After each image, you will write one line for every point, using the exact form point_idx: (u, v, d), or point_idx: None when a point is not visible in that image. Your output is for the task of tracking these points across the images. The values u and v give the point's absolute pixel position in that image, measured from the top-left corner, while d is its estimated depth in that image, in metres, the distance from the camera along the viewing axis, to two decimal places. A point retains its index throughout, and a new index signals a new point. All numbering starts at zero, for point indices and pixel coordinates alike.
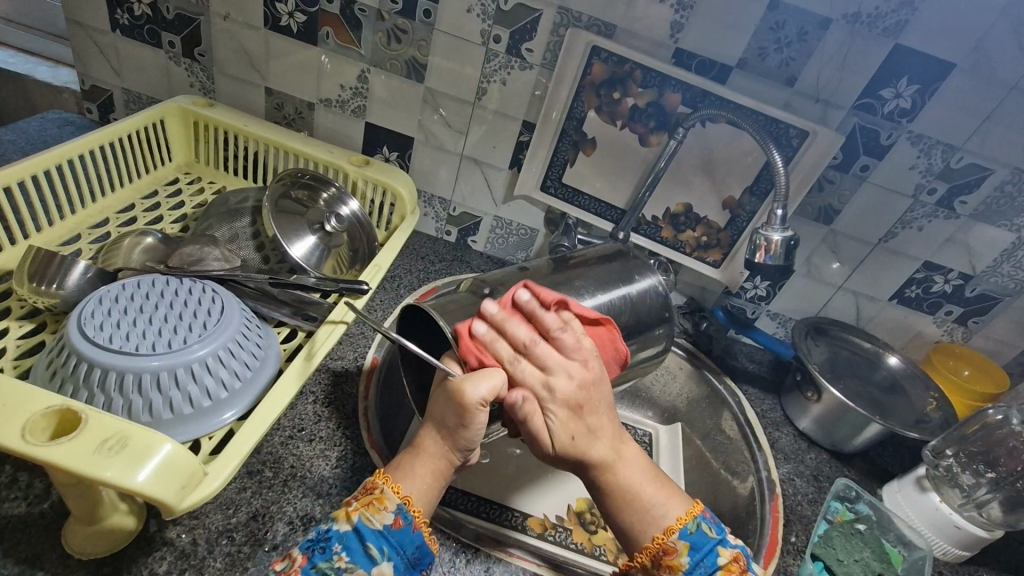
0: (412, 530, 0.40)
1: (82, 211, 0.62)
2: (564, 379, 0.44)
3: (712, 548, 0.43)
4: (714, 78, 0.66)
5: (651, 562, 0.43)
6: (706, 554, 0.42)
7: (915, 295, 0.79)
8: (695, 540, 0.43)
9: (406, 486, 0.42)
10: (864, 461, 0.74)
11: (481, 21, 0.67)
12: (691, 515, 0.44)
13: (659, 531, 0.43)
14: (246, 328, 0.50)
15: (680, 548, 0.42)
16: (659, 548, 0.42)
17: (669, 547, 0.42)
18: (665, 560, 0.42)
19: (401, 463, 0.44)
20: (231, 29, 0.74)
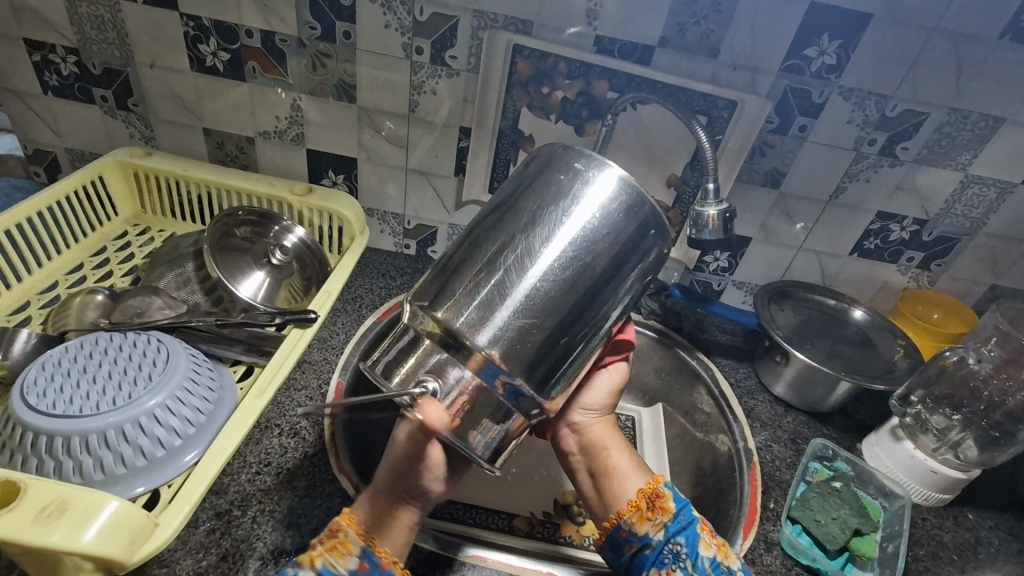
0: (377, 571, 0.43)
1: (29, 278, 0.63)
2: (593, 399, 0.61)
3: (688, 503, 0.51)
4: (638, 60, 0.66)
5: (645, 506, 0.51)
6: (685, 507, 0.51)
7: (874, 246, 0.78)
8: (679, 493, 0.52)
9: (369, 528, 0.45)
10: (843, 417, 0.74)
11: (401, 35, 0.67)
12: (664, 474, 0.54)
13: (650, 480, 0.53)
14: (195, 371, 0.51)
15: (667, 494, 0.51)
16: (652, 493, 0.51)
17: (660, 493, 0.51)
18: (659, 502, 0.51)
19: (370, 507, 0.47)
20: (159, 75, 0.74)
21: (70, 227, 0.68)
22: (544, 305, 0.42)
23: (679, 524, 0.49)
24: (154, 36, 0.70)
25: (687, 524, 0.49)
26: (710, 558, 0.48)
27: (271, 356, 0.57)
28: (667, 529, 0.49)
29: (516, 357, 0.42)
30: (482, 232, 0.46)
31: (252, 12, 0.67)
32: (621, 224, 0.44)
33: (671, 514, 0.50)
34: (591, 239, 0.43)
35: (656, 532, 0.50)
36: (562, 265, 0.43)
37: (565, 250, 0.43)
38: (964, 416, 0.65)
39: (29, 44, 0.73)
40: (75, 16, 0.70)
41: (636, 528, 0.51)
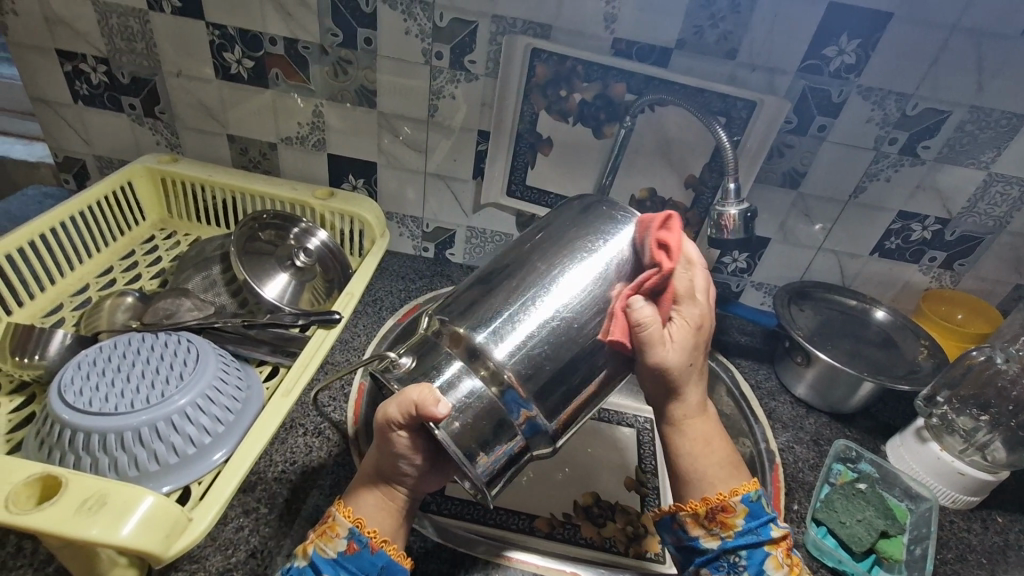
0: (368, 552, 0.43)
1: (62, 281, 0.65)
2: (675, 351, 0.45)
3: (765, 522, 0.46)
4: (656, 62, 0.66)
5: (705, 514, 0.46)
6: (760, 523, 0.46)
7: (896, 246, 0.78)
8: (755, 508, 0.46)
9: (359, 510, 0.44)
10: (866, 418, 0.73)
11: (421, 41, 0.68)
12: (751, 485, 0.47)
13: (724, 491, 0.46)
14: (224, 371, 0.52)
15: (739, 510, 0.45)
16: (717, 504, 0.46)
17: (729, 506, 0.46)
18: (723, 516, 0.46)
19: (357, 490, 0.46)
20: (185, 84, 0.76)
21: (100, 231, 0.70)
22: (569, 325, 0.44)
23: (742, 541, 0.45)
24: (181, 46, 0.72)
25: (753, 543, 0.45)
26: None
27: (296, 356, 0.58)
28: (724, 542, 0.46)
29: (534, 378, 0.43)
30: (513, 259, 0.49)
31: (276, 21, 0.69)
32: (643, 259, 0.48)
33: (733, 530, 0.46)
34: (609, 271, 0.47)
35: (710, 541, 0.46)
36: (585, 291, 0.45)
37: (590, 280, 0.46)
38: (991, 417, 0.64)
39: (60, 54, 0.75)
40: (105, 27, 0.72)
41: (690, 529, 0.47)
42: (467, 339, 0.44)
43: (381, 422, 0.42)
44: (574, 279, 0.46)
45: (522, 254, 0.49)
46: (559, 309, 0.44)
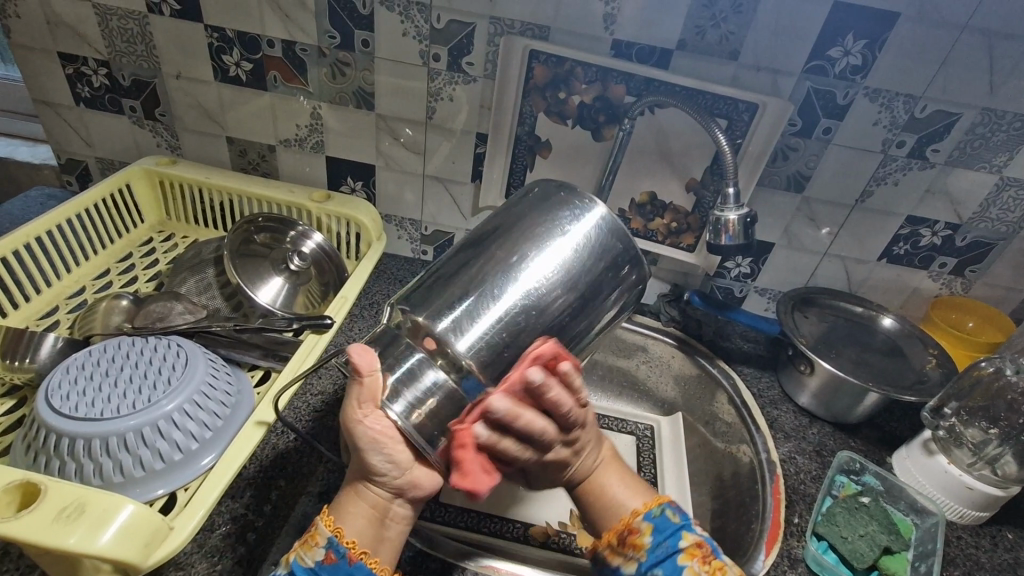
0: (345, 564, 0.40)
1: (58, 283, 0.65)
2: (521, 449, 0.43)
3: (675, 533, 0.43)
4: (656, 64, 0.65)
5: (618, 541, 0.45)
6: (669, 536, 0.43)
7: (904, 251, 0.76)
8: (660, 522, 0.44)
9: (341, 519, 0.42)
10: (872, 429, 0.71)
11: (418, 43, 0.68)
12: (655, 503, 0.46)
13: (627, 514, 0.45)
14: (213, 376, 0.51)
15: (644, 528, 0.44)
16: (626, 527, 0.45)
17: (635, 528, 0.44)
18: (632, 537, 0.44)
19: (341, 498, 0.44)
20: (184, 86, 0.76)
21: (98, 233, 0.70)
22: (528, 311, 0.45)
23: (654, 557, 0.42)
24: (180, 48, 0.72)
25: (664, 556, 0.42)
26: None
27: (288, 361, 0.58)
28: (639, 564, 0.43)
29: (494, 365, 0.44)
30: (475, 249, 0.48)
31: (274, 23, 0.68)
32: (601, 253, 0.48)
33: (644, 550, 0.43)
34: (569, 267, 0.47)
35: (628, 566, 0.43)
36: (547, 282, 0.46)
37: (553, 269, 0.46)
38: (1000, 431, 0.62)
39: (62, 57, 0.75)
40: (106, 30, 0.72)
41: (609, 561, 0.45)
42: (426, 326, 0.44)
43: (348, 410, 0.41)
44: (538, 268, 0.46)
45: (481, 248, 0.48)
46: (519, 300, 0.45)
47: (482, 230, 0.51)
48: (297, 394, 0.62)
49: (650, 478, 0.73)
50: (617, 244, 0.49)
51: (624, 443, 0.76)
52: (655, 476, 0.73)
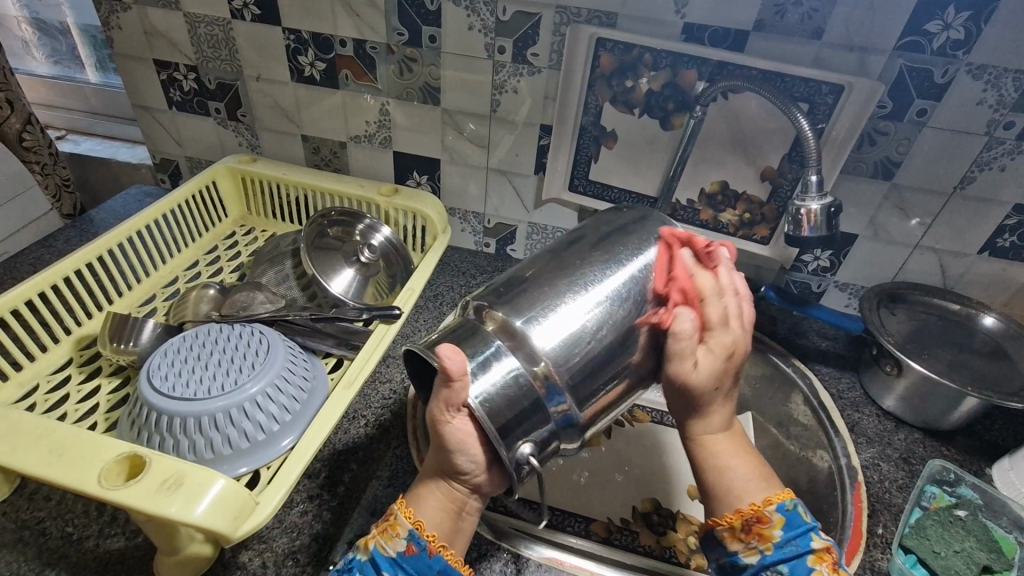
0: (425, 555, 0.42)
1: (155, 273, 0.70)
2: (706, 355, 0.45)
3: (806, 532, 0.41)
4: (731, 47, 0.62)
5: (740, 526, 0.43)
6: (800, 534, 0.41)
7: (1010, 244, 0.68)
8: (792, 518, 0.42)
9: (419, 509, 0.43)
10: (969, 437, 0.66)
11: (484, 36, 0.68)
12: (786, 493, 0.44)
13: (758, 501, 0.43)
14: (291, 362, 0.55)
15: (776, 520, 0.42)
16: (751, 515, 0.43)
17: (764, 517, 0.42)
18: (758, 527, 0.42)
19: (416, 489, 0.45)
20: (264, 87, 0.80)
21: (188, 228, 0.75)
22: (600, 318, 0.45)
23: (782, 554, 0.41)
24: (260, 51, 0.76)
25: (794, 555, 0.41)
26: None
27: (358, 349, 0.60)
28: (765, 557, 0.41)
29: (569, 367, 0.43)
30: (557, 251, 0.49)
31: (346, 23, 0.71)
32: None
33: (772, 542, 0.42)
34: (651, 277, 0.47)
35: (749, 557, 0.42)
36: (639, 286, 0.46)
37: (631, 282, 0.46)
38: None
39: (158, 64, 0.81)
40: (195, 37, 0.77)
41: (727, 545, 0.43)
42: (506, 322, 0.44)
43: (434, 412, 0.42)
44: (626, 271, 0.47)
45: (567, 251, 0.49)
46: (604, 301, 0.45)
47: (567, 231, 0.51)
48: (368, 381, 0.64)
49: None
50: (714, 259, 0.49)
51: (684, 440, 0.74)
52: None
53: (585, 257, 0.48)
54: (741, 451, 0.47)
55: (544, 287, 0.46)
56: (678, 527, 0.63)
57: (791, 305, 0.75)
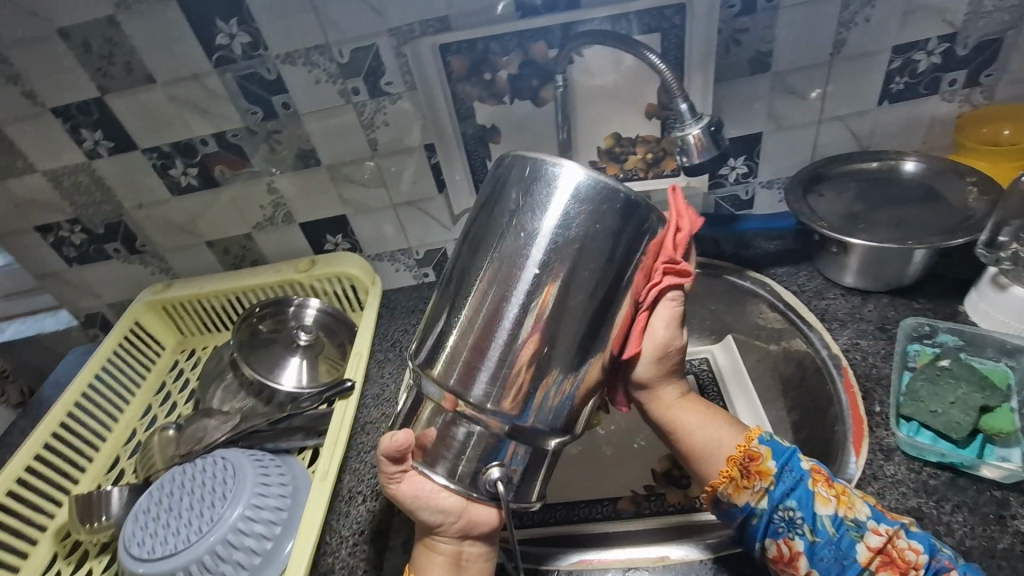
0: None
1: (112, 435, 0.69)
2: (663, 330, 0.52)
3: (791, 455, 0.48)
4: (567, 6, 0.61)
5: (739, 475, 0.49)
6: (789, 460, 0.48)
7: (904, 85, 0.68)
8: (775, 447, 0.49)
9: (419, 574, 0.49)
10: (934, 282, 0.66)
11: (333, 84, 0.66)
12: (759, 428, 0.51)
13: (743, 442, 0.50)
14: (263, 473, 0.53)
15: (765, 453, 0.48)
16: (744, 458, 0.49)
17: (755, 455, 0.49)
18: (755, 467, 0.48)
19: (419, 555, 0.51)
20: (150, 212, 0.78)
21: (129, 376, 0.73)
22: (525, 333, 0.43)
23: (785, 488, 0.47)
24: (131, 180, 0.74)
25: (792, 480, 0.47)
26: (830, 516, 0.45)
27: (326, 433, 0.60)
28: (772, 496, 0.47)
29: (516, 391, 0.44)
30: (462, 268, 0.47)
31: (199, 122, 0.69)
32: (599, 216, 0.43)
33: (771, 478, 0.48)
34: (557, 256, 0.43)
35: (759, 501, 0.48)
36: (543, 279, 0.43)
37: (541, 272, 0.43)
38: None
39: (39, 230, 0.79)
40: (63, 191, 0.75)
41: (736, 500, 0.49)
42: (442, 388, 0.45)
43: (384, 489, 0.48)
44: (531, 264, 0.43)
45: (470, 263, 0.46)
46: (522, 308, 0.43)
47: (465, 235, 0.48)
48: (351, 455, 0.63)
49: None
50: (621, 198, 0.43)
51: (685, 384, 0.72)
52: (728, 409, 0.70)
53: (486, 270, 0.45)
54: (700, 412, 0.54)
55: (462, 326, 0.45)
56: None
57: None
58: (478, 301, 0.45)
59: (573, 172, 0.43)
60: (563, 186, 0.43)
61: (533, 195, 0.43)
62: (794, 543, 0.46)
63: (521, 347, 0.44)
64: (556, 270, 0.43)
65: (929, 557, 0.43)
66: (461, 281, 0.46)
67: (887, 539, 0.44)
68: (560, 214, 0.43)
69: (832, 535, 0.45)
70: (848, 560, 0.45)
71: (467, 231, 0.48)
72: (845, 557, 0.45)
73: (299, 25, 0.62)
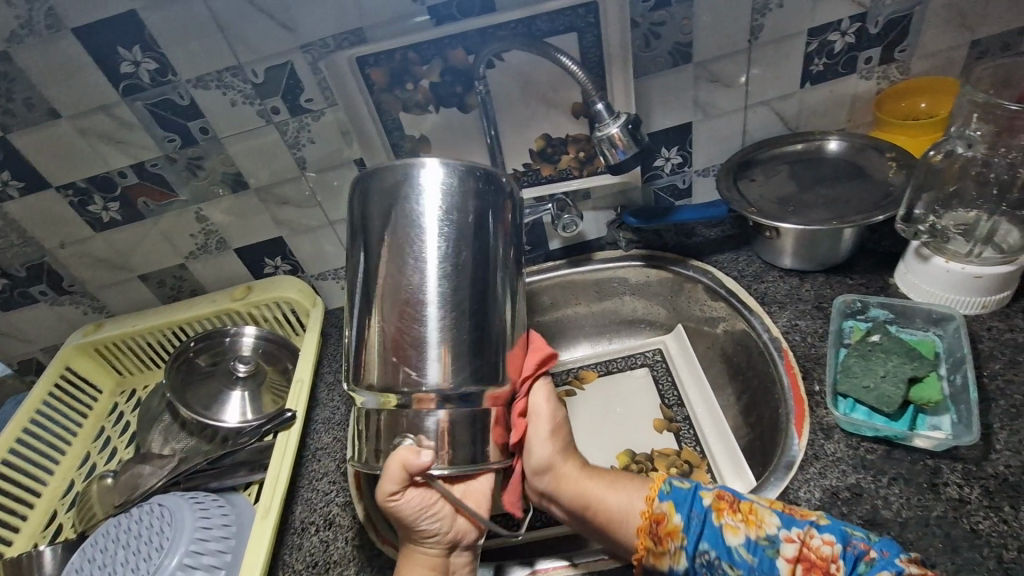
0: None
1: (47, 489, 0.66)
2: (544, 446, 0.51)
3: (692, 497, 0.48)
4: (481, 11, 0.60)
5: (654, 542, 0.48)
6: (693, 503, 0.48)
7: (823, 66, 0.69)
8: (676, 498, 0.49)
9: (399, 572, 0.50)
10: (866, 257, 0.67)
11: (250, 105, 0.64)
12: (659, 480, 0.50)
13: (647, 510, 0.49)
14: (203, 516, 0.52)
15: (668, 511, 0.48)
16: (653, 521, 0.49)
17: (660, 515, 0.49)
18: (663, 529, 0.48)
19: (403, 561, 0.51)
20: (73, 250, 0.74)
21: (63, 425, 0.70)
22: (455, 324, 0.44)
23: (694, 537, 0.47)
24: (48, 219, 0.71)
25: (699, 526, 0.47)
26: (743, 544, 0.45)
27: (269, 466, 0.59)
28: (686, 550, 0.47)
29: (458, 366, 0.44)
30: (366, 276, 0.46)
31: (113, 155, 0.66)
32: (468, 194, 0.46)
33: (680, 534, 0.48)
34: (449, 237, 0.45)
35: (678, 561, 0.48)
36: (448, 265, 0.44)
37: (441, 260, 0.44)
38: (978, 210, 0.60)
39: None
40: None
41: (659, 565, 0.48)
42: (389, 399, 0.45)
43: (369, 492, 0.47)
44: (426, 257, 0.44)
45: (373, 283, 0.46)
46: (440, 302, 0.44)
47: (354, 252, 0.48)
48: (303, 485, 0.61)
49: (675, 402, 0.73)
50: (482, 176, 0.47)
51: (638, 379, 0.76)
52: (681, 398, 0.74)
53: (391, 280, 0.44)
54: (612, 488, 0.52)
55: (393, 336, 0.44)
56: (655, 465, 0.67)
57: (653, 222, 0.73)
58: (405, 311, 0.44)
59: (429, 165, 0.45)
60: (423, 181, 0.45)
61: (402, 197, 0.45)
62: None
63: (464, 332, 0.44)
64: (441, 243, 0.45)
65: (844, 545, 0.43)
66: (369, 298, 0.46)
67: (799, 546, 0.44)
68: (433, 204, 0.45)
69: (751, 563, 0.45)
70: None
71: (354, 246, 0.48)
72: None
73: (207, 47, 0.60)
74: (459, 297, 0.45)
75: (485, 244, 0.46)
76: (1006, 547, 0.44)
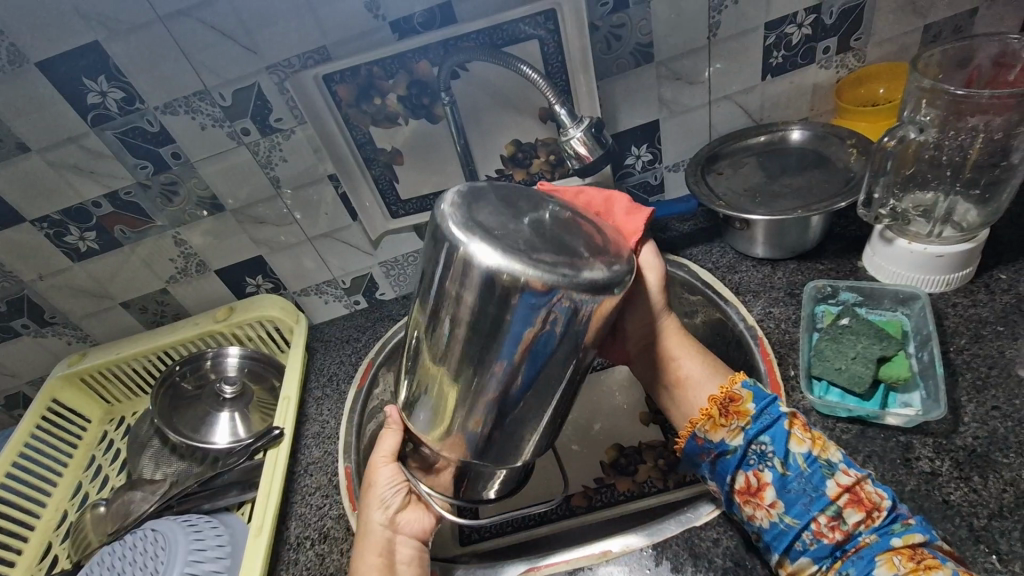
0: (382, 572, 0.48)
1: (40, 522, 0.66)
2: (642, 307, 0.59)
3: (770, 401, 0.49)
4: (443, 23, 0.61)
5: (718, 412, 0.51)
6: (768, 404, 0.49)
7: (783, 58, 0.71)
8: (757, 390, 0.51)
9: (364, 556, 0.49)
10: (835, 242, 0.69)
11: (220, 128, 0.65)
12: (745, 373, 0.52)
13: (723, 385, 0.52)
14: (197, 538, 0.52)
15: (745, 396, 0.50)
16: (726, 398, 0.51)
17: (735, 396, 0.51)
18: (733, 407, 0.50)
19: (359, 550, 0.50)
20: (52, 282, 0.74)
21: (53, 457, 0.70)
22: (465, 418, 0.43)
23: (760, 425, 0.48)
24: (24, 253, 0.71)
25: (770, 423, 0.48)
26: (802, 454, 0.46)
27: (259, 485, 0.60)
28: (745, 432, 0.49)
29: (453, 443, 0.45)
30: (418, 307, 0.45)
31: (86, 185, 0.66)
32: (515, 303, 0.39)
33: (748, 417, 0.49)
34: (484, 338, 0.40)
35: (733, 437, 0.50)
36: (476, 367, 0.41)
37: (470, 353, 0.41)
38: (935, 191, 0.61)
39: None
40: None
41: (713, 435, 0.51)
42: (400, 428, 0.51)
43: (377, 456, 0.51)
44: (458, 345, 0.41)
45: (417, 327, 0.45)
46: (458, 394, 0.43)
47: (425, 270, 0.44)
48: (296, 500, 0.62)
49: None
50: (537, 292, 0.38)
51: (622, 374, 0.75)
52: None
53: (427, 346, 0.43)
54: (702, 365, 0.56)
55: (418, 395, 0.46)
56: (645, 458, 0.65)
57: None
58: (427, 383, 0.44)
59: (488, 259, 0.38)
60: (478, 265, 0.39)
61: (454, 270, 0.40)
62: (762, 475, 0.48)
63: (470, 425, 0.44)
64: (483, 345, 0.40)
65: (891, 503, 0.44)
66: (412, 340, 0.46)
67: (857, 479, 0.45)
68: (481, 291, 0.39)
69: (802, 470, 0.46)
70: (816, 493, 0.45)
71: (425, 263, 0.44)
72: (815, 490, 0.45)
73: (172, 73, 0.60)
74: (479, 399, 0.42)
75: (527, 358, 0.41)
76: (976, 515, 0.45)
